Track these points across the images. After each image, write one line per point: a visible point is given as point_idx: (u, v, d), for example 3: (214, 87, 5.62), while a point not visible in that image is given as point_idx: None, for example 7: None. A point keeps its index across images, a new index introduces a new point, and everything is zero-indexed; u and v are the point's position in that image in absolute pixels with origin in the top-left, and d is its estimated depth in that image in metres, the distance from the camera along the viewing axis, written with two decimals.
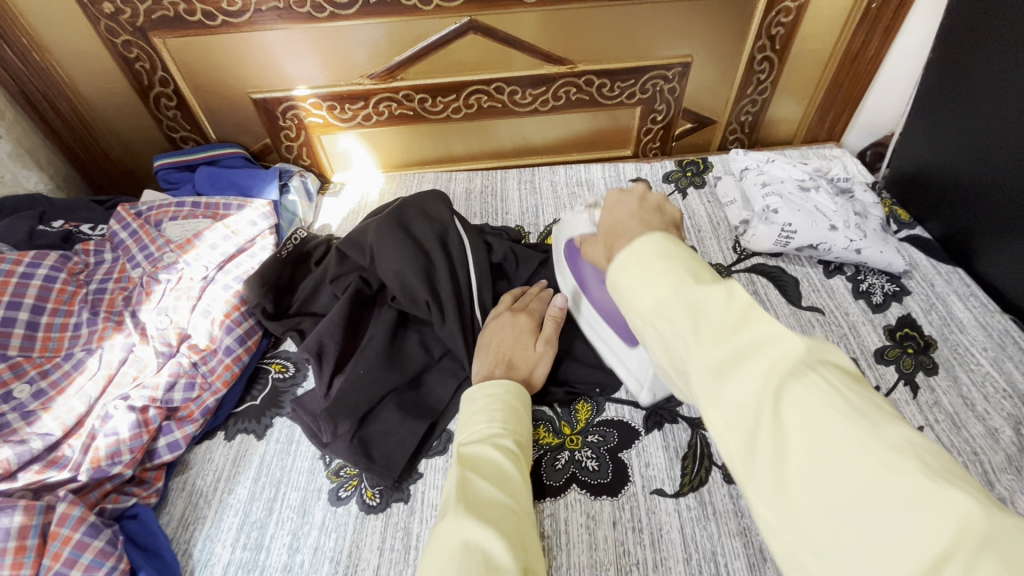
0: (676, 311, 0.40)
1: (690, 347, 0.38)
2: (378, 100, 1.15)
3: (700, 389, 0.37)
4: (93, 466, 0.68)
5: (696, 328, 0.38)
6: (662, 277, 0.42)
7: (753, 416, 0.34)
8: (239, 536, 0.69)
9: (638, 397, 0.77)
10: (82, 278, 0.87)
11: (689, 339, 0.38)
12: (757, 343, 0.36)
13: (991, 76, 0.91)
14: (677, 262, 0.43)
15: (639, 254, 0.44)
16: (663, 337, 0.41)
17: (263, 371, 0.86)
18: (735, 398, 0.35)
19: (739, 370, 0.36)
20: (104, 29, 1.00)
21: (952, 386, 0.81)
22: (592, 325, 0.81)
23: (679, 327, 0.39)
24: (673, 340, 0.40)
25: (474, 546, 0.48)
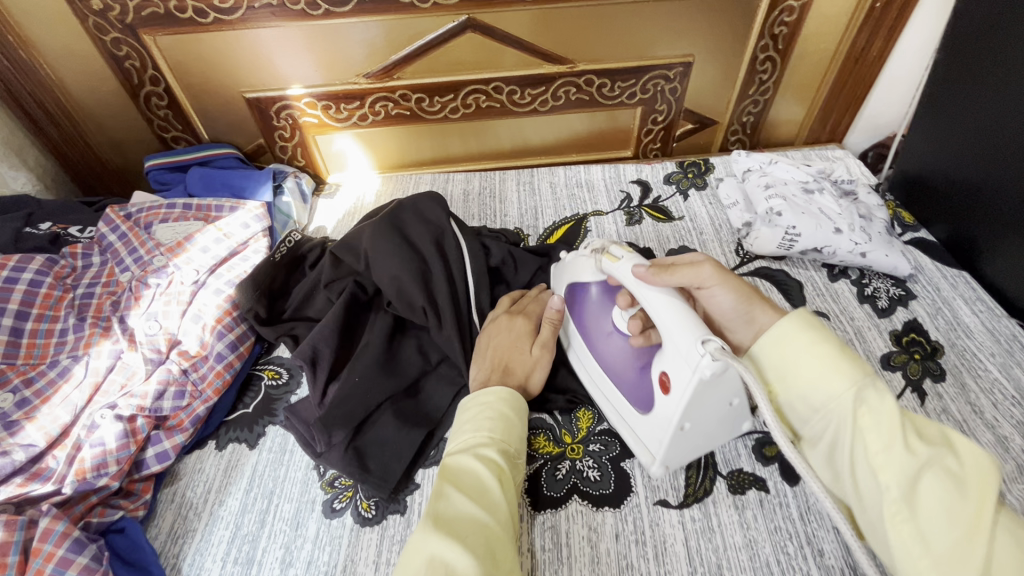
0: (873, 415, 0.49)
1: (893, 454, 0.47)
2: (374, 100, 1.13)
3: (901, 495, 0.46)
4: (78, 478, 0.65)
5: (900, 437, 0.48)
6: (843, 381, 0.51)
7: (961, 531, 0.43)
8: (230, 549, 0.67)
9: (650, 471, 0.67)
10: (69, 283, 0.85)
11: (895, 447, 0.47)
12: (953, 461, 0.47)
13: (997, 77, 0.89)
14: (861, 373, 0.52)
15: (822, 347, 0.53)
16: (853, 437, 0.50)
17: (256, 377, 0.84)
18: (941, 511, 0.44)
19: (944, 486, 0.45)
20: (92, 26, 0.98)
21: (960, 393, 0.79)
22: (598, 382, 0.76)
23: (882, 435, 0.48)
24: (869, 441, 0.48)
25: (439, 562, 0.49)
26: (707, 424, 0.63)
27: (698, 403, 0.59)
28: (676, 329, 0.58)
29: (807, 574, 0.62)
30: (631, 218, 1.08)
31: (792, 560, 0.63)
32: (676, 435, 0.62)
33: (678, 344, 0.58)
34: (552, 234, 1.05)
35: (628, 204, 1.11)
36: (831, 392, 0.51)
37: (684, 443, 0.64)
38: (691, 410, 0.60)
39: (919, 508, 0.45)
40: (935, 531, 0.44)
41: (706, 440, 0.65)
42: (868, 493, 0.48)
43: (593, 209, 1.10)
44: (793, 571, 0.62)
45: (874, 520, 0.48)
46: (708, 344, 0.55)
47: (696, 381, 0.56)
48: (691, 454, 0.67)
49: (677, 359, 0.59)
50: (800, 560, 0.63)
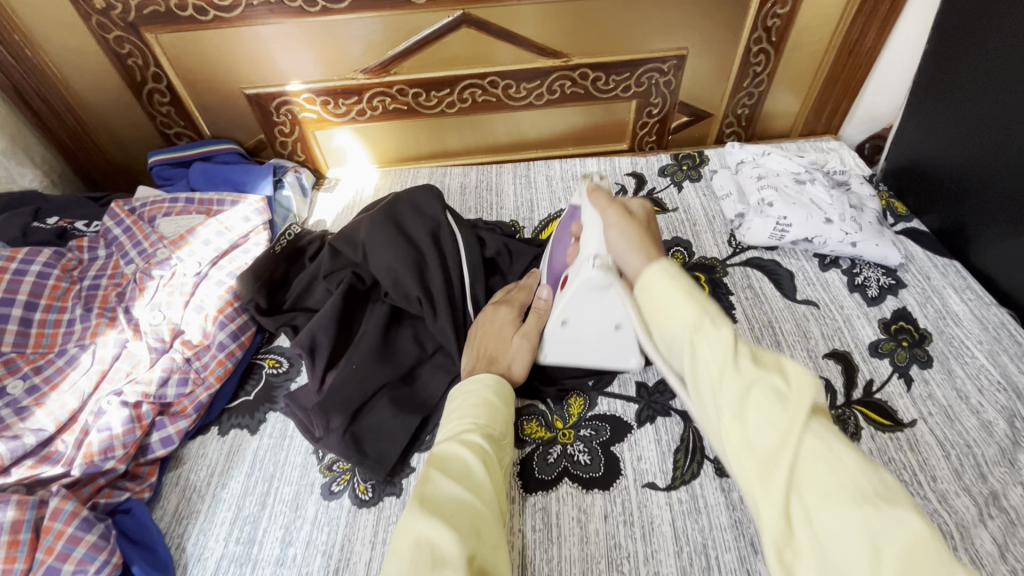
0: (709, 338, 0.49)
1: (724, 374, 0.47)
2: (372, 95, 1.15)
3: (729, 411, 0.46)
4: (86, 461, 0.68)
5: (730, 356, 0.48)
6: (684, 311, 0.52)
7: (777, 441, 0.43)
8: (231, 530, 0.69)
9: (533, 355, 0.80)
10: (76, 275, 0.87)
11: (725, 366, 0.47)
12: (782, 380, 0.46)
13: (986, 67, 0.90)
14: (699, 299, 0.52)
15: (673, 280, 0.55)
16: (694, 360, 0.50)
17: (257, 366, 0.86)
18: (764, 424, 0.44)
19: (768, 400, 0.45)
20: (96, 25, 1.00)
21: (946, 379, 0.81)
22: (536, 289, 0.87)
23: (713, 356, 0.48)
24: (705, 364, 0.49)
25: (425, 543, 0.51)
26: (586, 334, 0.76)
27: (578, 304, 0.72)
28: (590, 242, 0.71)
29: None
30: None
31: None
32: (559, 329, 0.76)
33: (584, 255, 0.71)
34: (547, 226, 1.07)
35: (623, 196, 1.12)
36: (678, 322, 0.52)
37: (563, 340, 0.77)
38: (569, 309, 0.73)
39: (747, 423, 0.45)
40: (758, 441, 0.45)
41: (585, 349, 0.78)
42: (711, 413, 0.49)
43: None
44: None
45: (717, 436, 0.49)
46: (598, 259, 0.68)
47: (577, 283, 0.70)
48: (569, 357, 0.80)
49: (576, 267, 0.72)
50: None
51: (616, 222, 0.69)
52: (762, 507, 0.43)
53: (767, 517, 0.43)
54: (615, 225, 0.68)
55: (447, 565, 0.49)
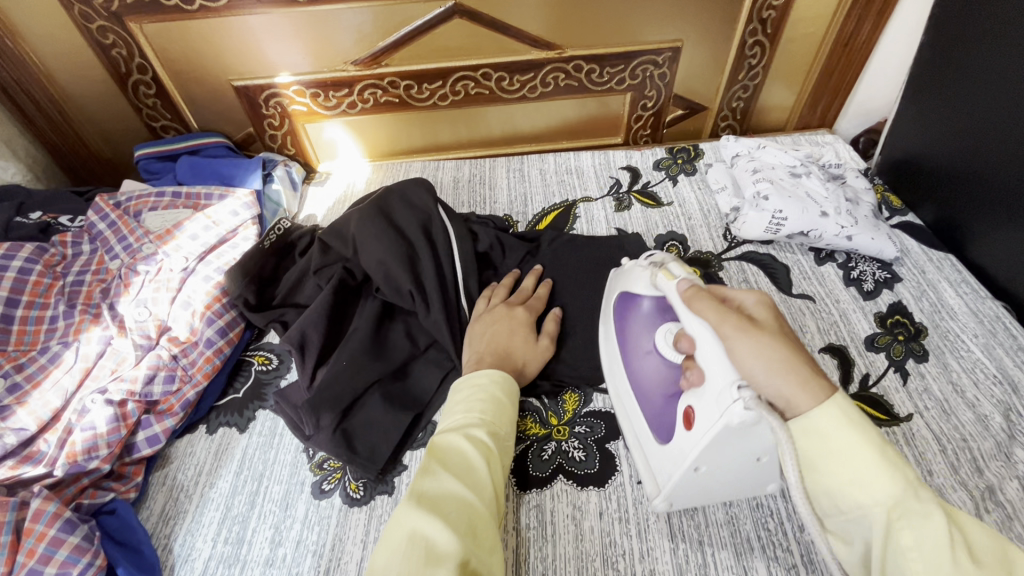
0: (922, 528, 0.42)
1: (941, 574, 0.40)
2: (363, 87, 1.13)
3: None
4: (69, 461, 0.67)
5: (952, 555, 0.41)
6: (885, 485, 0.43)
7: None
8: (220, 530, 0.68)
9: (653, 505, 0.63)
10: (59, 270, 0.85)
11: (942, 564, 0.41)
12: None
13: (981, 59, 0.90)
14: (897, 466, 0.44)
15: (866, 441, 0.45)
16: (895, 550, 0.43)
17: (246, 363, 0.85)
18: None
19: None
20: (78, 14, 0.98)
21: (942, 373, 0.80)
22: (622, 397, 0.73)
23: (921, 546, 0.42)
24: (912, 556, 0.42)
25: (420, 536, 0.50)
26: (725, 473, 0.58)
27: (718, 447, 0.54)
28: (713, 367, 0.54)
29: (786, 549, 0.63)
30: (621, 204, 1.08)
31: (772, 536, 0.64)
32: (690, 475, 0.58)
33: (715, 383, 0.54)
34: (541, 221, 1.06)
35: (617, 190, 1.11)
36: (873, 496, 0.44)
37: (696, 484, 0.60)
38: (708, 453, 0.55)
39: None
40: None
41: (722, 487, 0.61)
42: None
43: (582, 195, 1.10)
44: (773, 546, 0.64)
45: None
46: (743, 390, 0.50)
47: (722, 423, 0.52)
48: (704, 497, 0.63)
49: (708, 398, 0.55)
50: (780, 536, 0.64)
51: (739, 338, 0.52)
52: None
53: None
54: (741, 341, 0.52)
55: (441, 563, 0.48)
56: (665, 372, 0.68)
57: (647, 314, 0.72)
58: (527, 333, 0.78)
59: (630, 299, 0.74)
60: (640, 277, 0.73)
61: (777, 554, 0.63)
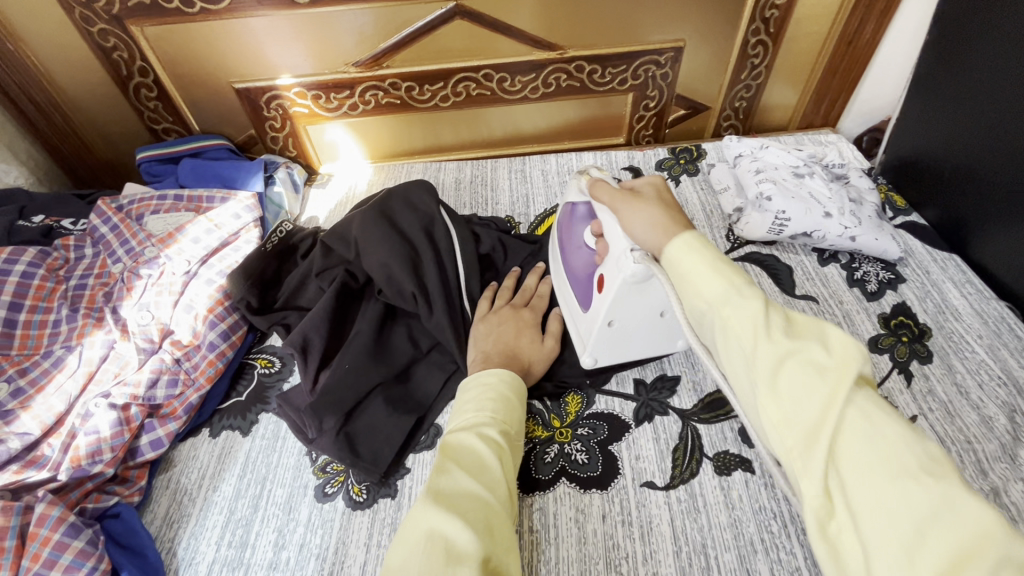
0: (740, 311, 0.47)
1: (758, 348, 0.45)
2: (365, 89, 1.13)
3: (765, 385, 0.44)
4: (73, 465, 0.67)
5: (763, 329, 0.45)
6: (713, 285, 0.49)
7: (816, 413, 0.41)
8: (223, 533, 0.68)
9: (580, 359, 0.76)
10: (62, 274, 0.86)
11: (757, 338, 0.45)
12: (821, 352, 0.43)
13: (986, 59, 0.89)
14: (729, 271, 0.49)
15: (699, 255, 0.52)
16: (724, 335, 0.47)
17: (249, 366, 0.85)
18: (802, 395, 0.42)
19: (804, 372, 0.43)
20: (79, 17, 0.98)
21: (946, 374, 0.80)
22: (560, 284, 0.83)
23: (744, 330, 0.46)
24: (736, 339, 0.46)
25: (439, 536, 0.50)
26: (634, 328, 0.73)
27: (623, 302, 0.68)
28: (616, 236, 0.65)
29: (790, 552, 0.63)
30: None
31: (775, 539, 0.64)
32: (605, 330, 0.71)
33: (616, 249, 0.65)
34: (543, 222, 1.05)
35: None
36: (706, 296, 0.49)
37: (613, 338, 0.73)
38: (614, 308, 0.68)
39: (784, 396, 0.43)
40: (797, 415, 0.42)
41: (634, 342, 0.75)
42: (746, 387, 0.46)
43: None
44: (776, 549, 0.63)
45: (754, 412, 0.47)
46: (634, 251, 0.63)
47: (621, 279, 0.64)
48: (622, 354, 0.76)
49: (612, 262, 0.66)
50: (783, 539, 0.64)
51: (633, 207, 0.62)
52: (800, 479, 0.41)
53: (804, 490, 0.40)
54: (632, 211, 0.61)
55: (462, 562, 0.48)
56: (587, 258, 0.76)
57: (583, 218, 0.79)
58: (530, 335, 0.78)
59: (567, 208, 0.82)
60: (573, 187, 0.81)
61: (780, 557, 0.63)
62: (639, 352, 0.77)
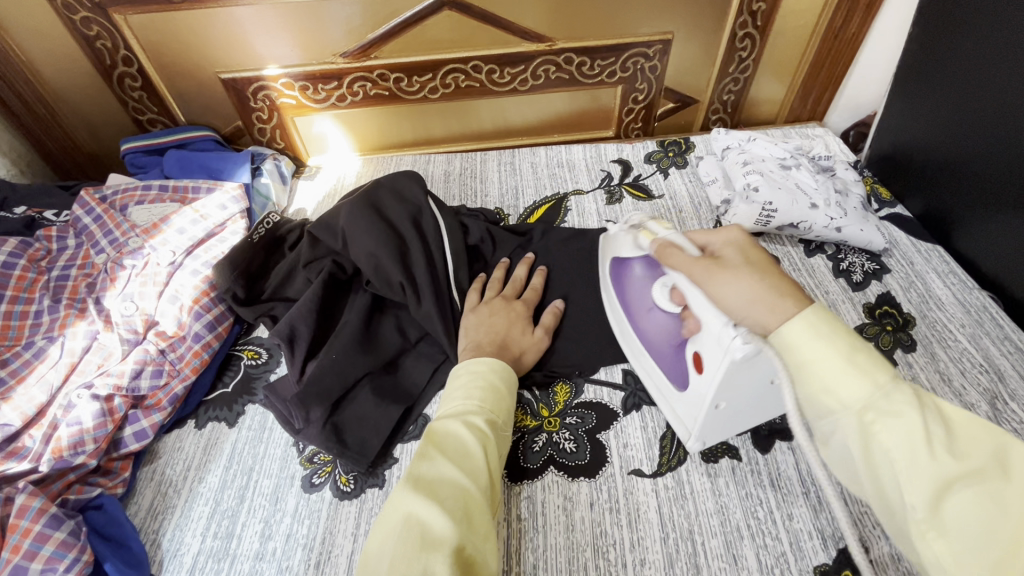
0: (895, 421, 0.44)
1: (919, 466, 0.43)
2: (353, 80, 1.12)
3: (927, 511, 0.42)
4: (55, 456, 0.66)
5: (927, 447, 0.43)
6: (859, 383, 0.45)
7: (1002, 550, 0.39)
8: (209, 525, 0.67)
9: (687, 446, 0.69)
10: (44, 265, 0.84)
11: (920, 457, 0.43)
12: (1000, 477, 0.42)
13: (968, 51, 0.90)
14: (875, 366, 0.46)
15: (830, 344, 0.47)
16: (873, 454, 0.45)
17: (235, 357, 0.84)
18: (983, 536, 0.40)
19: (982, 502, 0.41)
20: (61, 5, 0.96)
21: (929, 362, 0.81)
22: (638, 355, 0.77)
23: (900, 445, 0.43)
24: (888, 453, 0.44)
25: (415, 521, 0.50)
26: (744, 401, 0.64)
27: (731, 383, 0.59)
28: (706, 314, 0.58)
29: (775, 537, 0.64)
30: (612, 196, 1.08)
31: (761, 525, 0.65)
32: (712, 413, 0.63)
33: (710, 328, 0.58)
34: (532, 214, 1.05)
35: (609, 182, 1.11)
36: (848, 397, 0.45)
37: (720, 418, 0.65)
38: (722, 391, 0.60)
39: (952, 528, 0.41)
40: (973, 548, 0.40)
41: (744, 414, 0.66)
42: (901, 511, 0.44)
43: (573, 188, 1.10)
44: (762, 534, 0.64)
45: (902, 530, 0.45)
46: (737, 330, 0.54)
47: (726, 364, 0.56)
48: (731, 428, 0.68)
49: (709, 340, 0.58)
50: (769, 524, 0.65)
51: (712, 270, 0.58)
52: None
53: None
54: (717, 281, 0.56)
55: (436, 549, 0.48)
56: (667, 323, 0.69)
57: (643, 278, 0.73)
58: (520, 325, 0.78)
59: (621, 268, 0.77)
60: (626, 240, 0.76)
61: (766, 543, 0.63)
62: (750, 420, 0.68)
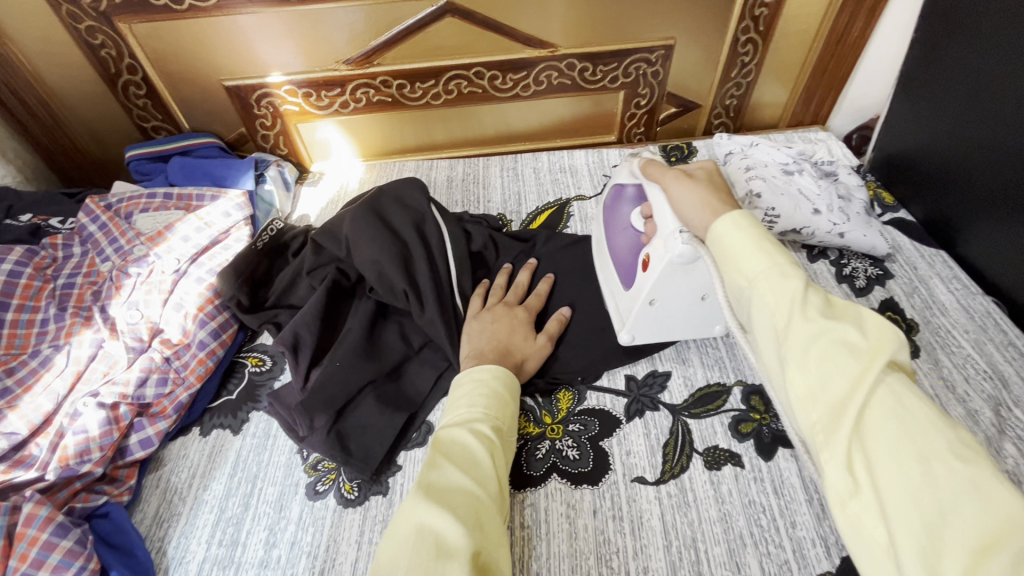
0: (779, 289, 0.47)
1: (793, 323, 0.45)
2: (355, 86, 1.13)
3: (795, 362, 0.44)
4: (61, 464, 0.66)
5: (802, 307, 0.45)
6: (756, 259, 0.49)
7: (847, 389, 0.42)
8: (214, 532, 0.68)
9: (619, 335, 0.78)
10: (49, 273, 0.85)
11: (794, 316, 0.45)
12: (857, 334, 0.44)
13: (971, 55, 0.90)
14: (773, 248, 0.50)
15: (747, 236, 0.51)
16: (759, 314, 0.48)
17: (240, 364, 0.85)
18: (831, 372, 0.42)
19: (838, 351, 0.43)
20: (66, 14, 0.97)
21: (933, 368, 0.81)
22: (604, 266, 0.84)
23: (783, 308, 0.46)
24: (772, 315, 0.47)
25: (428, 531, 0.50)
26: (675, 308, 0.73)
27: (667, 281, 0.69)
28: (666, 216, 0.66)
29: (778, 545, 0.64)
30: None
31: (765, 532, 0.65)
32: (646, 308, 0.73)
33: (665, 229, 0.66)
34: (535, 220, 1.06)
35: None
36: (747, 271, 0.49)
37: (654, 317, 0.74)
38: (658, 288, 0.70)
39: (813, 374, 0.43)
40: (826, 389, 0.42)
41: (675, 322, 0.76)
42: (775, 363, 0.47)
43: (576, 194, 1.10)
44: (765, 542, 0.64)
45: (781, 391, 0.47)
46: (682, 232, 0.63)
47: (667, 259, 0.65)
48: (660, 334, 0.77)
49: (660, 242, 0.67)
50: (772, 532, 0.65)
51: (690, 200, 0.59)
52: (824, 455, 0.41)
53: (827, 462, 0.41)
54: (676, 188, 0.61)
55: (451, 557, 0.48)
56: (631, 241, 0.77)
57: (630, 199, 0.79)
58: (524, 332, 0.78)
59: (615, 188, 0.82)
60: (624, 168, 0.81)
61: (769, 550, 0.63)
62: (680, 330, 0.78)
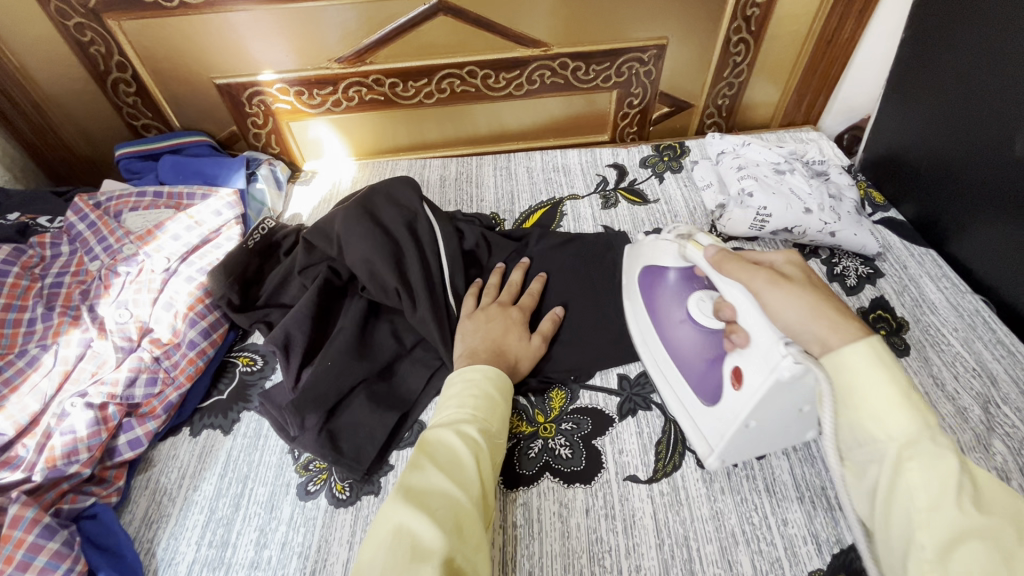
0: (928, 465, 0.46)
1: (942, 509, 0.45)
2: (348, 85, 1.12)
3: (932, 552, 0.44)
4: (48, 466, 0.65)
5: (953, 494, 0.45)
6: (902, 420, 0.48)
7: None
8: (204, 533, 0.67)
9: (704, 463, 0.68)
10: (37, 272, 0.84)
11: (943, 502, 0.45)
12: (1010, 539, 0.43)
13: (960, 56, 0.91)
14: (921, 410, 0.49)
15: (889, 384, 0.50)
16: (896, 483, 0.47)
17: (231, 364, 0.84)
18: None
19: (986, 555, 0.42)
20: (54, 11, 0.96)
21: (923, 366, 0.81)
22: (660, 364, 0.77)
23: (928, 485, 0.46)
24: (913, 491, 0.46)
25: (405, 532, 0.50)
26: (774, 427, 0.64)
27: (768, 403, 0.60)
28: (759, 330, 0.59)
29: (770, 543, 0.64)
30: (607, 201, 1.08)
31: (756, 530, 0.65)
32: (742, 431, 0.63)
33: (761, 342, 0.59)
34: (528, 218, 1.06)
35: (604, 187, 1.12)
36: (890, 432, 0.48)
37: (748, 439, 0.65)
38: (760, 410, 0.61)
39: (952, 572, 0.43)
40: None
41: (770, 440, 0.66)
42: (901, 538, 0.47)
43: (569, 193, 1.10)
44: (757, 540, 0.64)
45: (901, 572, 0.47)
46: (788, 346, 0.56)
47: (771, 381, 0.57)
48: (753, 451, 0.67)
49: (757, 357, 0.60)
50: (764, 530, 0.65)
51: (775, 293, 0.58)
52: None
53: None
54: (771, 295, 0.58)
55: (425, 560, 0.48)
56: (698, 334, 0.72)
57: (676, 287, 0.77)
58: (518, 332, 0.78)
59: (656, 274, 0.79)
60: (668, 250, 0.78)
61: (761, 548, 0.64)
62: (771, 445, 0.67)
